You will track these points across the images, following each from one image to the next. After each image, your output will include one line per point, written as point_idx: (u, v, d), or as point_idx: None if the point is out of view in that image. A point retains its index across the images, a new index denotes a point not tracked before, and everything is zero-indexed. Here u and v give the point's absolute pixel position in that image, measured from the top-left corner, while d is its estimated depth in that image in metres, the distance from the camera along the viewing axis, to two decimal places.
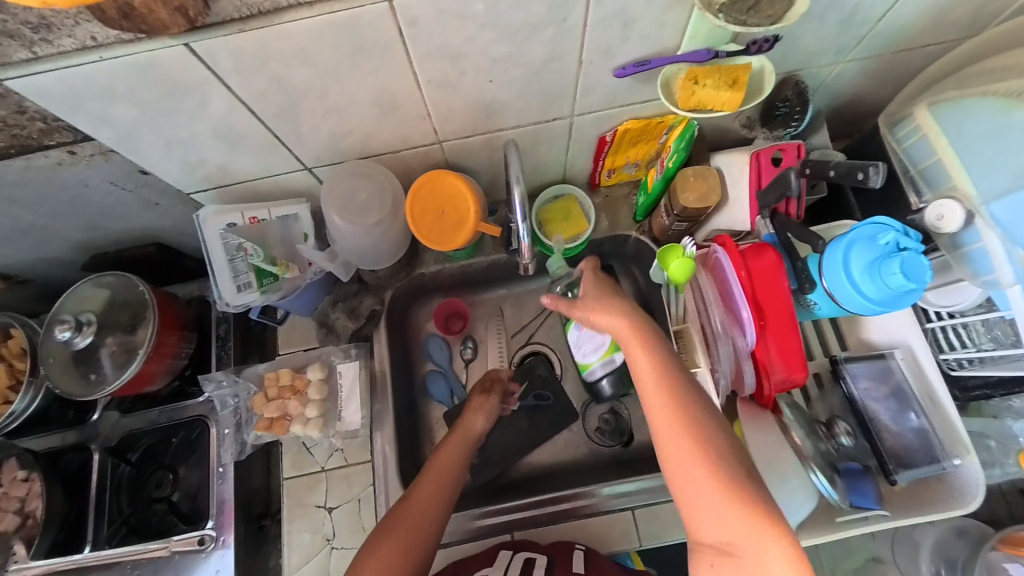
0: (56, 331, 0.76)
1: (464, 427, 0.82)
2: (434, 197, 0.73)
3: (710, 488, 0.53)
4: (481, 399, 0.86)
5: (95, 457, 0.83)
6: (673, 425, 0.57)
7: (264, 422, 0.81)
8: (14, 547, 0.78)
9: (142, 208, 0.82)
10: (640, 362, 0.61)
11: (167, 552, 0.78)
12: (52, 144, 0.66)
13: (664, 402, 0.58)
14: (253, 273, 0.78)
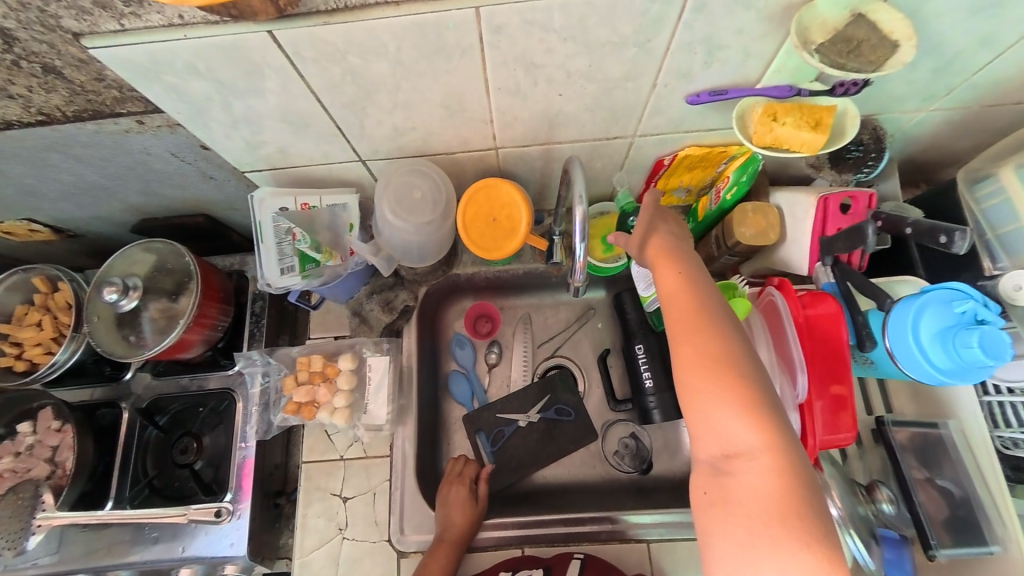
0: (104, 292, 0.77)
1: (441, 547, 0.75)
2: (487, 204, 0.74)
3: (759, 473, 0.44)
4: (465, 507, 0.79)
5: (125, 415, 0.86)
6: (735, 402, 0.46)
7: (292, 406, 0.83)
8: (43, 494, 0.81)
9: (196, 180, 0.83)
10: (691, 303, 0.53)
11: (184, 519, 0.79)
12: (123, 112, 0.67)
13: (715, 354, 0.49)
14: (298, 258, 0.78)
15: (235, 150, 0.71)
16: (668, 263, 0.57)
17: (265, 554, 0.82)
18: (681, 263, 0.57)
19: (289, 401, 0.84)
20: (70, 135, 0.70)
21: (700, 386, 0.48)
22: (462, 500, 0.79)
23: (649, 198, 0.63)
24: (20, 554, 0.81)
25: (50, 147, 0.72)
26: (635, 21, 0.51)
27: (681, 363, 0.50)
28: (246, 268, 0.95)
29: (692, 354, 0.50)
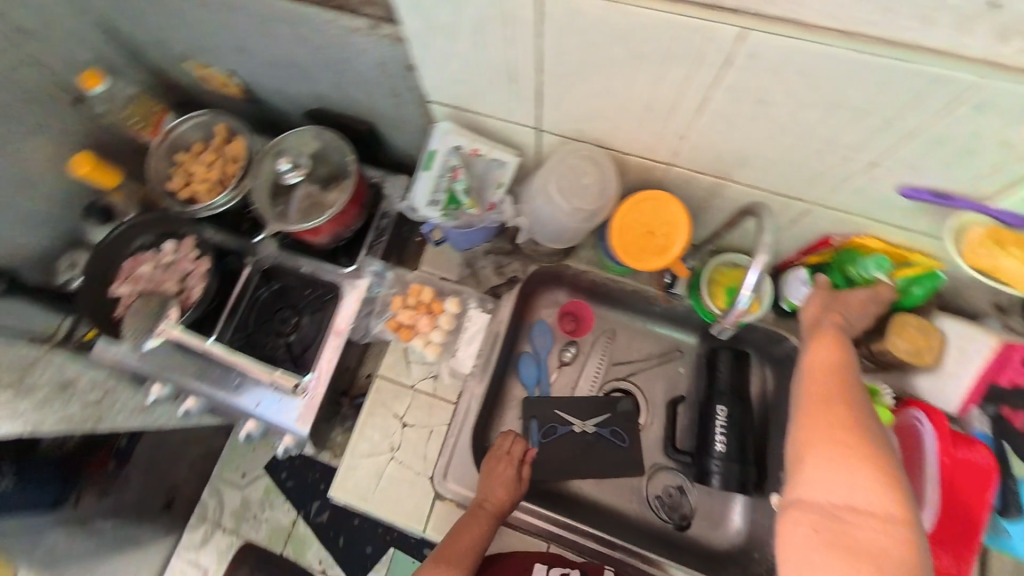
0: (280, 161, 0.86)
1: (478, 515, 0.77)
2: (648, 217, 0.74)
3: (882, 532, 0.47)
4: (504, 479, 0.80)
5: (246, 272, 0.95)
6: (873, 465, 0.50)
7: (394, 323, 0.89)
8: (169, 309, 0.90)
9: (382, 91, 0.88)
10: (836, 379, 0.58)
11: (268, 380, 0.86)
12: (365, 13, 0.72)
13: (861, 421, 0.53)
14: (448, 195, 0.82)
15: (439, 80, 0.75)
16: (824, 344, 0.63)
17: (319, 437, 0.89)
18: (836, 345, 0.63)
19: (391, 318, 0.90)
20: (306, 17, 0.76)
21: (833, 445, 0.52)
22: (506, 471, 0.80)
23: (887, 290, 0.69)
24: (131, 348, 0.92)
25: (285, 21, 0.79)
26: (899, 95, 0.49)
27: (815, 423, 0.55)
28: (383, 184, 0.99)
29: (827, 415, 0.55)
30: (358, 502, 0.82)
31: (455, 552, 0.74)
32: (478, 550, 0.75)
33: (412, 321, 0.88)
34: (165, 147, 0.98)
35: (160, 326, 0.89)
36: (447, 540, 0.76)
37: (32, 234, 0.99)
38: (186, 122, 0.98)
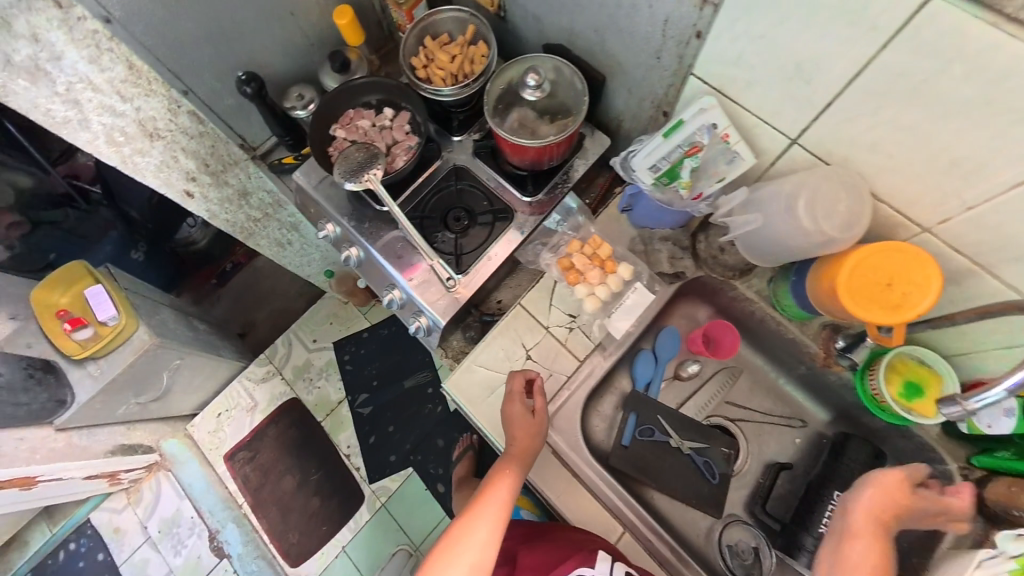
0: (530, 75, 0.83)
1: (502, 470, 0.77)
2: (895, 269, 0.66)
3: None
4: (523, 423, 0.79)
5: (439, 163, 1.01)
6: None
7: (566, 262, 0.83)
8: (375, 165, 0.93)
9: (644, 52, 0.83)
10: (879, 531, 0.69)
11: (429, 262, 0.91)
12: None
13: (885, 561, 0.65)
14: (670, 167, 0.78)
15: (729, 60, 0.70)
16: (868, 497, 0.71)
17: (446, 333, 0.95)
18: (880, 501, 0.71)
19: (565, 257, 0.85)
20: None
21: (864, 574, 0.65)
22: (529, 423, 0.79)
23: None
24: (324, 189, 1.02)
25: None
26: None
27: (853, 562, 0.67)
28: (587, 135, 0.99)
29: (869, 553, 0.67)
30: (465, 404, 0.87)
31: (484, 506, 0.75)
32: (505, 503, 0.76)
33: (584, 267, 0.81)
34: (419, 28, 1.00)
35: (365, 174, 0.91)
36: (476, 496, 0.77)
37: (272, 62, 1.07)
38: (449, 12, 1.00)
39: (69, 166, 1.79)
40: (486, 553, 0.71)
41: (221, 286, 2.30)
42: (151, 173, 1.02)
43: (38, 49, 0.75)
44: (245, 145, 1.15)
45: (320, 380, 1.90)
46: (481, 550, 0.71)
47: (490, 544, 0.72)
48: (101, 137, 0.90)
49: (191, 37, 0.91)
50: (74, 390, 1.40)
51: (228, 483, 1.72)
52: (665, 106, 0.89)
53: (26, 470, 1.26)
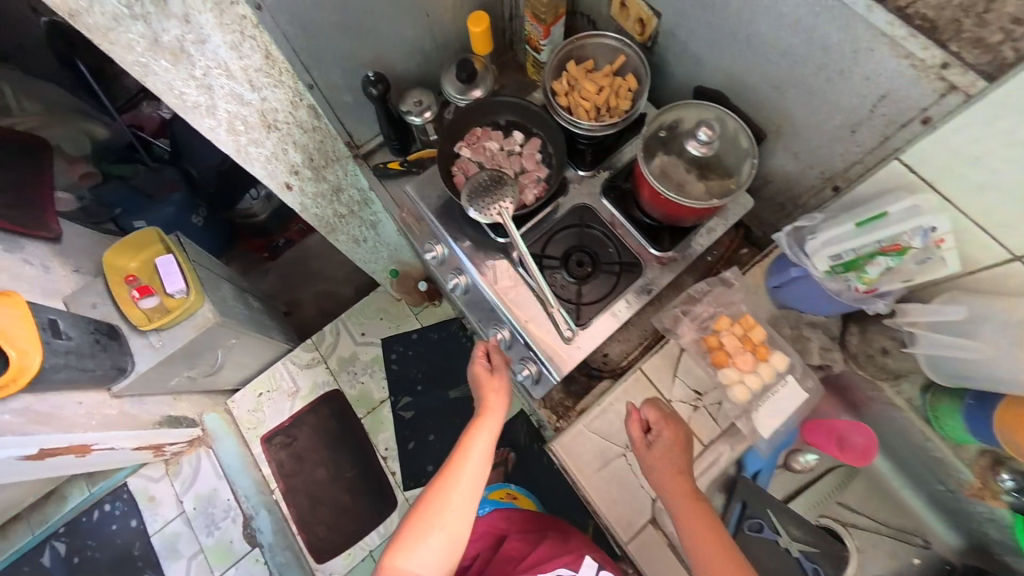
0: (702, 129, 0.75)
1: (479, 424, 0.82)
2: None
3: None
4: (487, 382, 0.86)
5: (565, 200, 0.92)
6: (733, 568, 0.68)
7: (714, 342, 0.76)
8: (503, 197, 0.86)
9: (836, 120, 0.73)
10: (717, 544, 0.69)
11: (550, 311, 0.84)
12: (947, 47, 0.56)
13: (716, 530, 0.70)
14: (854, 261, 0.69)
15: (962, 158, 0.60)
16: (676, 454, 0.74)
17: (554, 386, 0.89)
18: (670, 463, 0.73)
19: (711, 333, 0.80)
20: (853, 15, 0.61)
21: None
22: (496, 388, 0.86)
23: None
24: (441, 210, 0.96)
25: (813, 5, 0.65)
26: None
27: (685, 517, 0.70)
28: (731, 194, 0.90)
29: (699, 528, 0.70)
30: (576, 473, 0.80)
31: (461, 462, 0.80)
32: (482, 461, 0.80)
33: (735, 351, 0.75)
34: (565, 49, 0.90)
35: (495, 208, 0.85)
36: (452, 454, 0.81)
37: (394, 61, 0.99)
38: (601, 38, 0.90)
39: (134, 116, 1.75)
40: (463, 516, 0.78)
41: (271, 260, 2.20)
42: (260, 162, 0.96)
43: (187, 31, 0.68)
44: (351, 142, 1.09)
45: (364, 376, 1.83)
46: (462, 514, 0.78)
47: (467, 509, 0.79)
48: (223, 125, 0.84)
49: (329, 30, 0.83)
50: (134, 358, 1.36)
51: (262, 466, 1.71)
52: (839, 180, 0.79)
53: (84, 437, 1.24)
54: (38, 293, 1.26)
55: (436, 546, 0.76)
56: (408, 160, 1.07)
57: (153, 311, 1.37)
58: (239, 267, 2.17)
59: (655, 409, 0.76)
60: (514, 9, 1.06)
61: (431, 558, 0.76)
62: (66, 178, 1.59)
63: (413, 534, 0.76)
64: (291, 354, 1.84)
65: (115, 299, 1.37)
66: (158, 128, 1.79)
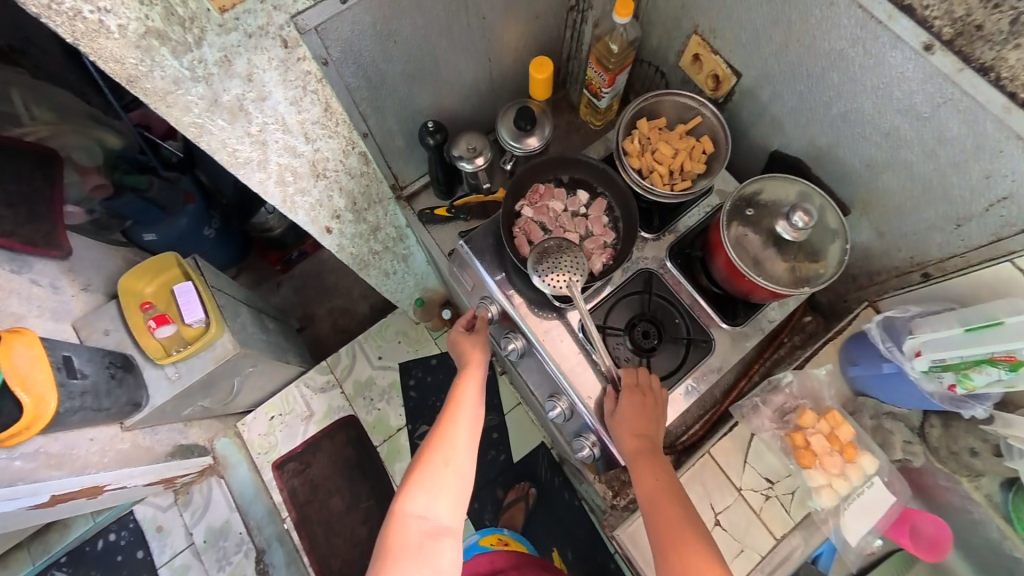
0: (796, 213, 0.71)
1: (468, 373, 0.83)
2: None
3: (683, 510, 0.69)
4: (468, 339, 0.90)
5: (631, 266, 0.88)
6: (640, 445, 0.75)
7: (798, 440, 0.79)
8: (571, 265, 0.82)
9: (937, 210, 0.69)
10: (644, 433, 0.76)
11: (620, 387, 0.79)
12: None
13: (641, 426, 0.76)
14: (953, 368, 0.68)
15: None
16: (639, 420, 0.76)
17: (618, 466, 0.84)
18: (634, 428, 0.75)
19: (796, 429, 0.80)
20: (984, 114, 0.57)
21: (680, 541, 0.66)
22: (478, 343, 0.89)
23: None
24: (500, 272, 0.88)
25: (934, 96, 0.60)
26: None
27: (642, 478, 0.72)
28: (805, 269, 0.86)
29: (651, 472, 0.72)
30: (642, 564, 0.84)
31: (458, 407, 0.78)
32: (476, 404, 0.79)
33: (822, 451, 0.77)
34: (640, 105, 0.87)
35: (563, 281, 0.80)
36: (449, 400, 0.79)
37: (448, 103, 0.93)
38: (676, 97, 0.87)
39: (143, 115, 1.53)
40: (465, 453, 0.74)
41: (284, 272, 2.06)
42: (304, 210, 0.90)
43: (249, 90, 0.62)
44: (395, 184, 1.03)
45: (381, 402, 1.72)
46: (466, 454, 0.74)
47: (469, 445, 0.75)
48: (273, 177, 0.78)
49: (393, 79, 0.78)
50: (149, 392, 1.28)
51: (274, 494, 1.64)
52: (930, 268, 0.75)
53: (96, 477, 1.18)
54: (49, 318, 1.17)
55: (446, 497, 0.70)
56: (457, 206, 1.00)
57: (169, 342, 1.29)
58: (252, 278, 2.06)
59: (629, 391, 0.78)
60: (573, 51, 0.99)
61: (443, 507, 0.70)
62: (76, 190, 1.35)
63: (422, 477, 0.71)
64: (305, 375, 1.73)
65: (129, 327, 1.29)
66: (168, 131, 1.63)
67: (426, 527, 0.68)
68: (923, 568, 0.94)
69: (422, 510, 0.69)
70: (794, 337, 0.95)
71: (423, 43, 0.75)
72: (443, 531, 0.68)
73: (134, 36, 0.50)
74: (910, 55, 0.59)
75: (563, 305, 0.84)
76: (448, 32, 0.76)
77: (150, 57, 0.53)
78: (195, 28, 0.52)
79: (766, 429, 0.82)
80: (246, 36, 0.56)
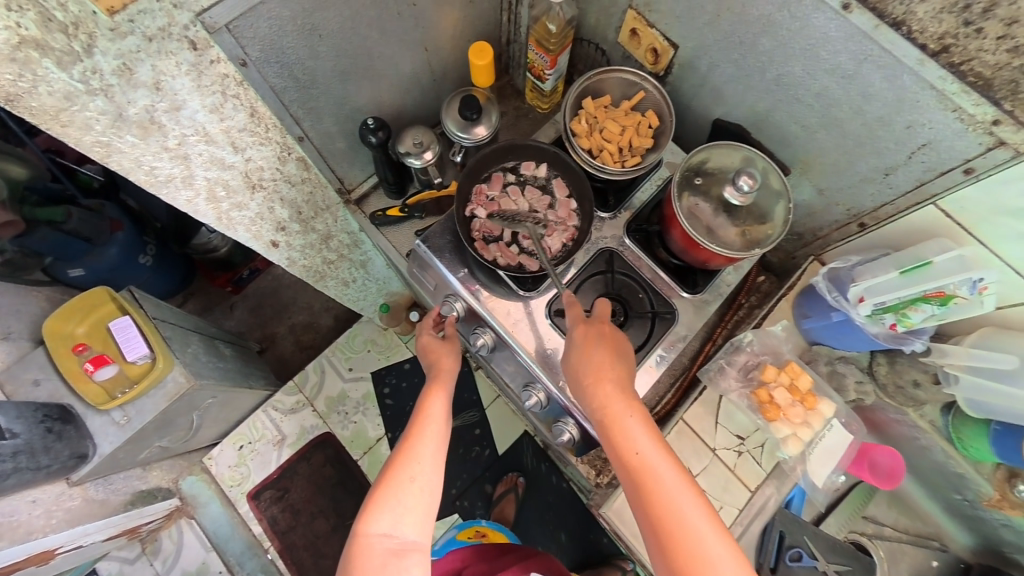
0: (742, 178, 0.74)
1: (437, 383, 0.81)
2: None
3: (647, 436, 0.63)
4: (436, 345, 0.88)
5: (595, 250, 0.88)
6: (606, 378, 0.69)
7: (763, 396, 0.82)
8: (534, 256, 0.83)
9: (868, 164, 0.73)
10: (611, 362, 0.70)
11: None
12: (1002, 105, 0.56)
13: (602, 365, 0.70)
14: (898, 310, 0.72)
15: (1001, 210, 0.64)
16: (589, 353, 0.71)
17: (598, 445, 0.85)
18: (596, 361, 0.70)
19: (760, 386, 0.83)
20: (901, 68, 0.60)
21: (647, 474, 0.60)
22: (446, 350, 0.87)
23: None
24: (463, 269, 0.87)
25: (855, 53, 0.63)
26: None
27: (607, 406, 0.67)
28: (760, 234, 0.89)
29: (613, 397, 0.67)
30: (631, 537, 0.88)
31: (425, 422, 0.75)
32: (443, 419, 0.77)
33: (786, 404, 0.81)
34: (584, 84, 0.88)
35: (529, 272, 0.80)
36: (416, 416, 0.76)
37: (387, 98, 0.89)
38: (619, 74, 0.88)
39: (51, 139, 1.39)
40: (432, 469, 0.71)
41: (236, 293, 1.95)
42: (244, 226, 0.84)
43: (158, 100, 0.57)
44: (341, 188, 0.99)
45: (357, 415, 1.66)
46: (432, 469, 0.71)
47: (436, 460, 0.72)
48: (202, 194, 0.73)
49: (324, 76, 0.74)
50: (96, 441, 1.17)
51: (253, 525, 1.56)
52: (865, 218, 0.80)
53: (45, 543, 1.08)
54: None
55: (412, 514, 0.67)
56: (410, 205, 0.97)
57: (112, 385, 1.18)
58: (201, 304, 1.94)
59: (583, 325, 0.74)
60: (512, 34, 0.98)
61: (410, 524, 0.67)
62: None
63: (385, 496, 0.68)
64: (272, 399, 1.65)
65: (61, 374, 1.17)
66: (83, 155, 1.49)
67: (391, 545, 0.65)
68: (884, 499, 1.01)
69: (386, 529, 0.66)
70: (751, 298, 0.98)
71: (352, 35, 0.71)
72: (409, 548, 0.66)
73: (7, 48, 0.45)
74: (832, 16, 0.61)
75: (528, 294, 0.84)
76: (377, 21, 0.73)
77: (31, 71, 0.48)
78: (82, 34, 0.47)
79: (733, 388, 0.85)
80: (145, 39, 0.51)
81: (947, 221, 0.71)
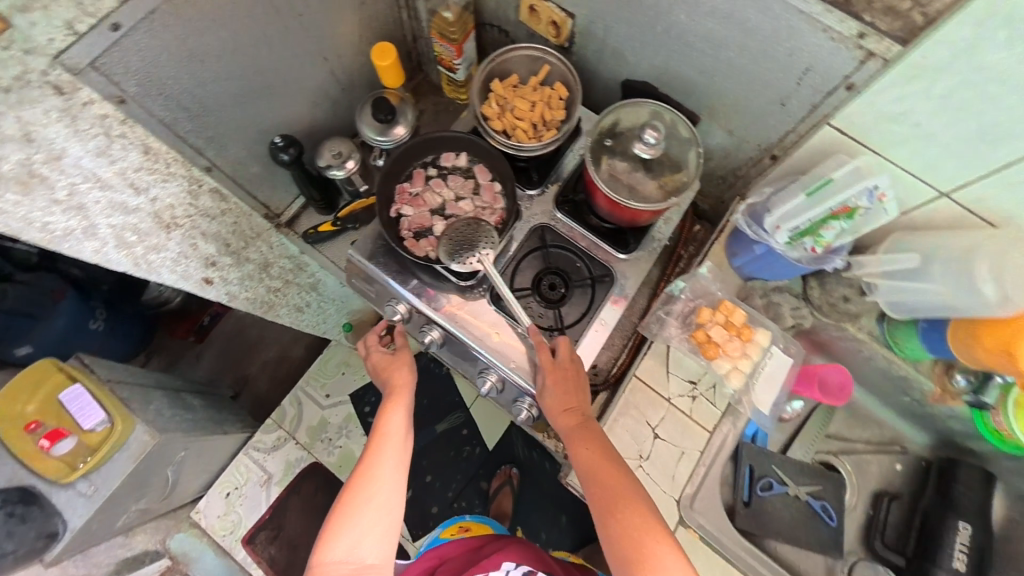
0: (648, 131, 0.76)
1: (393, 400, 0.80)
2: None
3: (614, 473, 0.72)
4: (389, 358, 0.87)
5: (525, 228, 0.89)
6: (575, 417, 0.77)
7: (700, 336, 0.85)
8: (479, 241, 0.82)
9: (764, 98, 0.76)
10: (578, 401, 0.78)
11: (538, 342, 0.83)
12: (862, 18, 0.58)
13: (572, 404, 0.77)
14: (813, 230, 0.75)
15: (885, 118, 0.68)
16: (558, 393, 0.77)
17: None
18: (565, 400, 0.77)
19: (696, 328, 0.86)
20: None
21: (614, 507, 0.70)
22: (399, 362, 0.86)
23: None
24: (399, 270, 0.86)
25: None
26: None
27: (578, 448, 0.75)
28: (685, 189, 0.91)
29: (583, 438, 0.76)
30: None
31: (382, 442, 0.75)
32: (400, 437, 0.77)
33: (722, 340, 0.84)
34: (489, 67, 0.89)
35: (473, 256, 0.81)
36: (373, 435, 0.76)
37: (295, 114, 0.88)
38: (520, 52, 0.89)
39: None
40: (390, 490, 0.72)
41: (200, 342, 1.90)
42: (168, 267, 0.82)
43: (33, 151, 0.57)
44: (269, 213, 0.97)
45: (341, 439, 1.64)
46: (390, 489, 0.73)
47: (393, 480, 0.73)
48: (110, 241, 0.71)
49: (220, 100, 0.73)
50: (66, 515, 1.13)
51: (252, 569, 1.53)
52: (776, 150, 0.83)
53: None
54: None
55: (369, 535, 0.69)
56: (341, 217, 0.96)
57: (71, 457, 1.13)
58: (164, 359, 1.88)
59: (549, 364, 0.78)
60: (415, 30, 0.98)
61: (368, 546, 0.69)
62: None
63: (340, 521, 0.69)
64: (251, 440, 1.62)
65: (17, 455, 1.12)
66: None
67: (349, 568, 0.68)
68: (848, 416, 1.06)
69: (344, 553, 0.68)
70: (689, 248, 1.01)
71: (239, 55, 0.70)
72: (367, 568, 0.68)
73: None
74: None
75: (468, 283, 0.84)
76: (264, 36, 0.72)
77: None
78: None
79: (673, 335, 0.87)
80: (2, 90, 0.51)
81: (842, 138, 0.74)
